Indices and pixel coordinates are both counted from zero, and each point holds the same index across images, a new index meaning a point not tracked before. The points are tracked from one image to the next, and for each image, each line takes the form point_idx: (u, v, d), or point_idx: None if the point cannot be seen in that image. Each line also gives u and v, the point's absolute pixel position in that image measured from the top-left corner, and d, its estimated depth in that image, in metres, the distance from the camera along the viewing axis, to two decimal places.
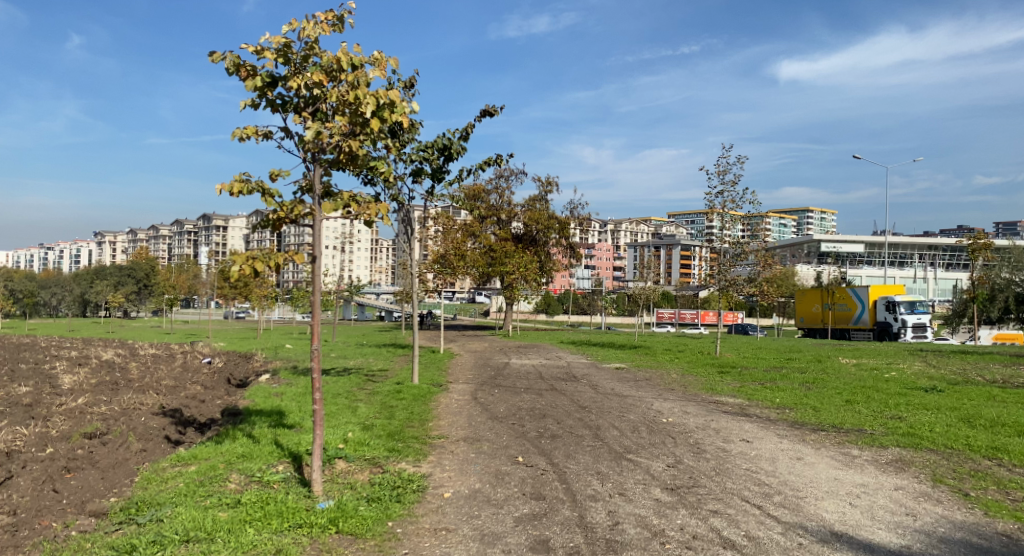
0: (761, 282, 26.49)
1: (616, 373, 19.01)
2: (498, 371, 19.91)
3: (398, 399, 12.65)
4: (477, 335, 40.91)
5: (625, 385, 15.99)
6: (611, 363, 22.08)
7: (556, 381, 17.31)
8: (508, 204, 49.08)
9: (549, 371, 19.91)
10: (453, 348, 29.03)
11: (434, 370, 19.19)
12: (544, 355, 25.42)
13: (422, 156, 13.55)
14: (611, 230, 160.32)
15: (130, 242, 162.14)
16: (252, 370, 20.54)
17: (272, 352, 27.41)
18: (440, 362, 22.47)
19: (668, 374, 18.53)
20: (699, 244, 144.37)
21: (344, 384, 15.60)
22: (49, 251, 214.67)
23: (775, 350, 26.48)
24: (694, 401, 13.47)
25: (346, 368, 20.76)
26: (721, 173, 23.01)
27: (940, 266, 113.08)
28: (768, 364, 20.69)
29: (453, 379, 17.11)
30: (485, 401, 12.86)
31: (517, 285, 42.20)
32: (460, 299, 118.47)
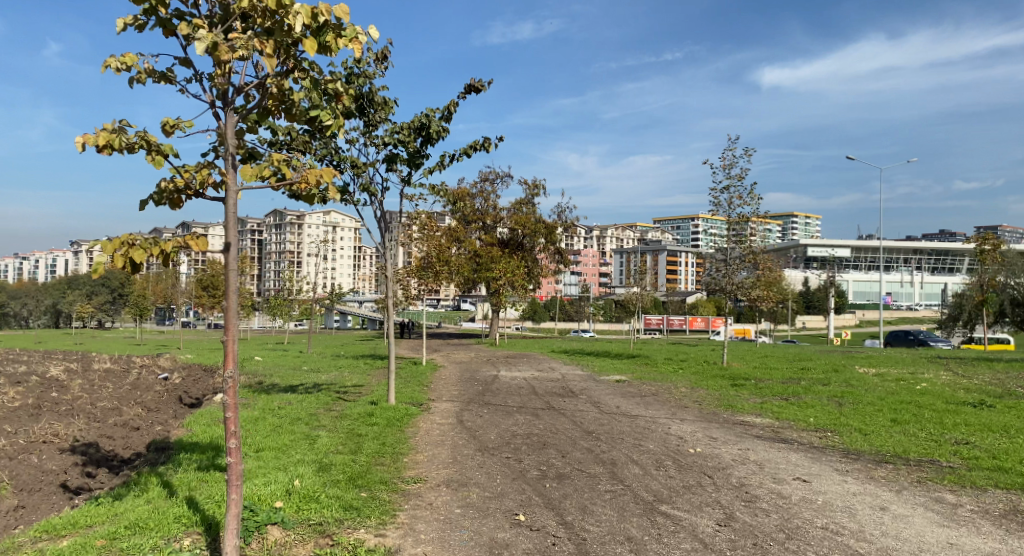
0: (760, 285, 25.04)
1: (620, 387, 17.11)
2: (487, 385, 17.96)
3: (369, 424, 10.69)
4: (462, 344, 39.00)
5: (633, 403, 14.10)
6: (611, 375, 20.20)
7: (552, 397, 15.38)
8: (494, 208, 47.13)
9: (544, 385, 18.03)
10: (437, 360, 27.03)
11: (414, 387, 17.18)
12: (536, 365, 23.49)
13: (396, 138, 11.69)
14: (597, 236, 158.89)
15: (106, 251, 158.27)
16: (211, 388, 18.38)
17: (241, 365, 25.27)
18: (422, 375, 20.49)
19: (677, 388, 16.69)
20: (686, 250, 143.38)
21: (311, 404, 13.62)
22: (26, 261, 210.26)
23: (783, 357, 24.75)
24: (716, 422, 11.62)
25: (317, 384, 18.72)
26: (725, 166, 21.38)
27: (925, 270, 112.45)
28: (783, 375, 18.90)
29: (437, 397, 15.16)
30: (474, 427, 10.92)
31: (505, 291, 40.39)
32: (444, 306, 116.31)
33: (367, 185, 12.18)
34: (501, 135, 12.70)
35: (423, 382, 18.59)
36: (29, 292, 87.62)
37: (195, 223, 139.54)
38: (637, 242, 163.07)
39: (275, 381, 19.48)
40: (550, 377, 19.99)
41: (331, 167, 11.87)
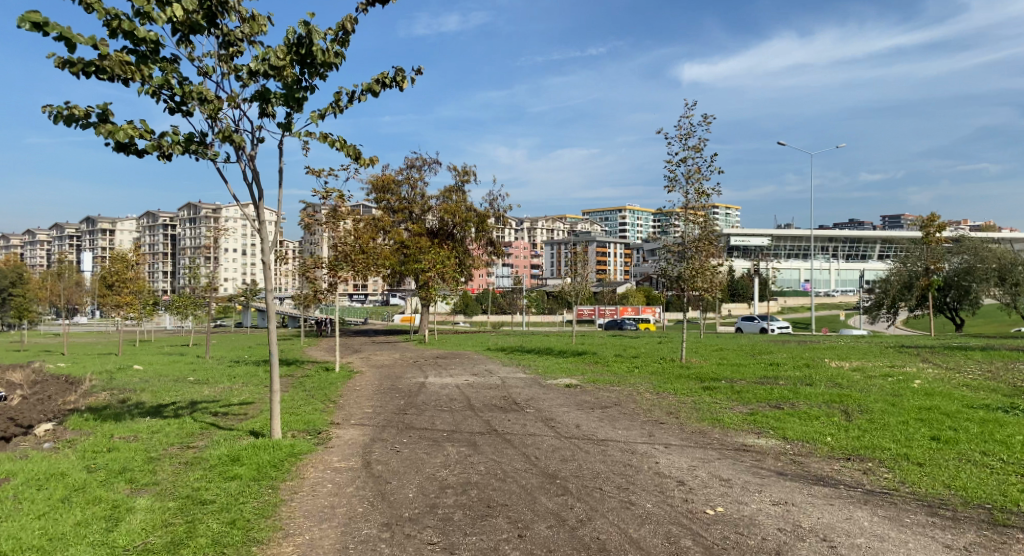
0: (704, 275, 22.86)
1: (574, 396, 14.13)
2: (411, 398, 14.59)
3: (229, 479, 7.26)
4: (387, 343, 35.52)
5: (599, 421, 11.12)
6: (558, 378, 17.24)
7: (491, 413, 12.25)
8: (422, 197, 43.73)
9: (481, 395, 14.85)
10: (353, 363, 23.42)
11: (318, 404, 13.66)
12: (468, 368, 20.32)
13: (266, 63, 8.23)
14: (526, 228, 157.13)
15: (4, 249, 146.56)
16: (51, 413, 14.29)
17: (114, 376, 21.06)
18: (331, 385, 16.98)
19: (637, 395, 13.84)
20: (614, 241, 143.62)
21: (164, 441, 9.84)
22: None
23: (737, 350, 22.48)
24: (713, 448, 8.74)
25: (194, 402, 14.94)
26: (680, 138, 18.78)
27: (843, 258, 115.25)
28: (754, 373, 16.40)
29: (343, 420, 11.70)
30: (387, 475, 7.64)
31: (434, 285, 37.08)
32: (371, 301, 111.66)
33: (228, 132, 8.68)
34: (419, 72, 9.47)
35: (331, 396, 15.10)
36: None
37: (102, 218, 130.77)
38: (567, 234, 162.07)
39: (143, 400, 15.57)
40: (486, 383, 16.84)
41: (172, 105, 8.19)
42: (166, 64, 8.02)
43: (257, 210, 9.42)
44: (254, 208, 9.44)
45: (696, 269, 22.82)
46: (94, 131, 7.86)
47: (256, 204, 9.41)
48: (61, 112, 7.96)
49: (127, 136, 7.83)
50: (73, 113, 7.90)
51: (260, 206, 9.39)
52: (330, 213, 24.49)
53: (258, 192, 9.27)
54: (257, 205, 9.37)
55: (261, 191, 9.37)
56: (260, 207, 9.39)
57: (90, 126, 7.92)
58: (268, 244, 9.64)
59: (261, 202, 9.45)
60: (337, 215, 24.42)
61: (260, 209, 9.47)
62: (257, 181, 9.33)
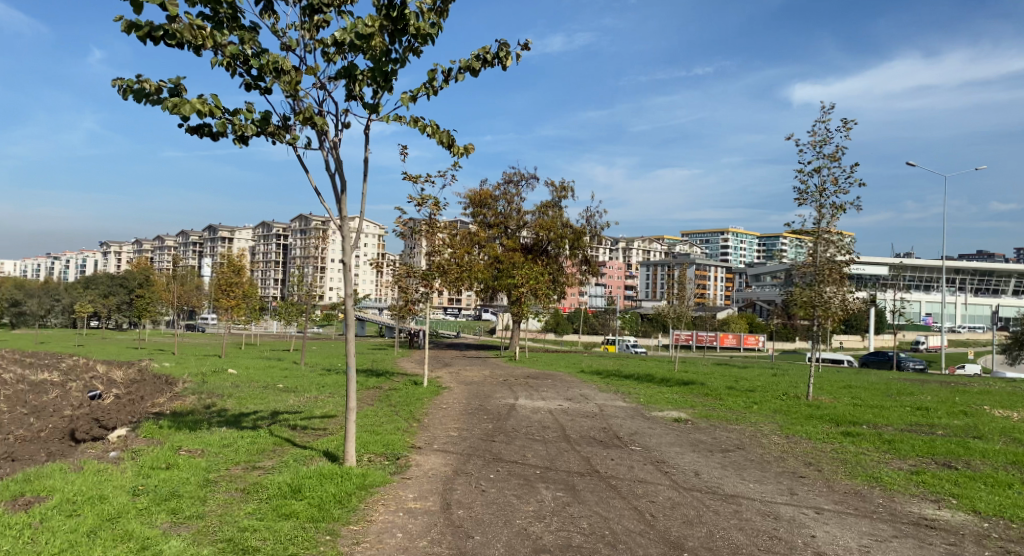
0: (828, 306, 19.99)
1: (686, 433, 12.28)
2: (501, 423, 13.23)
3: (286, 518, 6.06)
4: (478, 358, 34.54)
5: (721, 469, 9.31)
6: (664, 410, 15.40)
7: (591, 448, 10.65)
8: (519, 212, 42.81)
9: (578, 425, 13.32)
10: (442, 378, 22.37)
11: (401, 424, 12.56)
12: (562, 391, 18.83)
13: (355, 34, 7.21)
14: (623, 248, 153.93)
15: (135, 252, 158.38)
16: (134, 415, 13.89)
17: (207, 379, 20.94)
18: (417, 402, 15.92)
19: (761, 438, 11.87)
20: (715, 264, 138.15)
21: (232, 458, 8.89)
22: (58, 261, 211.60)
23: (868, 388, 19.79)
24: (883, 521, 6.82)
25: (276, 412, 14.20)
26: (811, 145, 16.74)
27: (970, 290, 105.04)
28: (901, 418, 13.98)
29: (425, 445, 10.50)
30: (470, 525, 6.24)
31: (527, 302, 35.83)
32: (465, 315, 112.01)
33: (310, 114, 7.78)
34: (525, 46, 8.23)
35: (415, 414, 13.98)
36: (47, 290, 86.11)
37: (221, 227, 138.99)
38: (665, 255, 157.80)
39: (226, 407, 14.97)
40: (583, 411, 15.24)
41: (250, 79, 7.30)
42: (244, 33, 7.12)
43: (338, 204, 8.47)
44: (335, 203, 8.47)
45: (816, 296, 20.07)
46: (163, 106, 7.05)
47: (337, 197, 8.45)
48: (131, 86, 7.22)
49: (197, 112, 6.98)
50: (143, 87, 7.13)
51: (342, 200, 8.42)
52: (426, 223, 23.67)
53: (340, 185, 8.32)
54: (338, 198, 8.40)
55: (344, 183, 8.41)
56: (342, 201, 8.41)
57: (160, 102, 7.11)
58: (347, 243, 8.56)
59: (343, 195, 8.50)
60: (432, 225, 23.61)
61: (341, 203, 8.47)
62: (339, 172, 8.41)
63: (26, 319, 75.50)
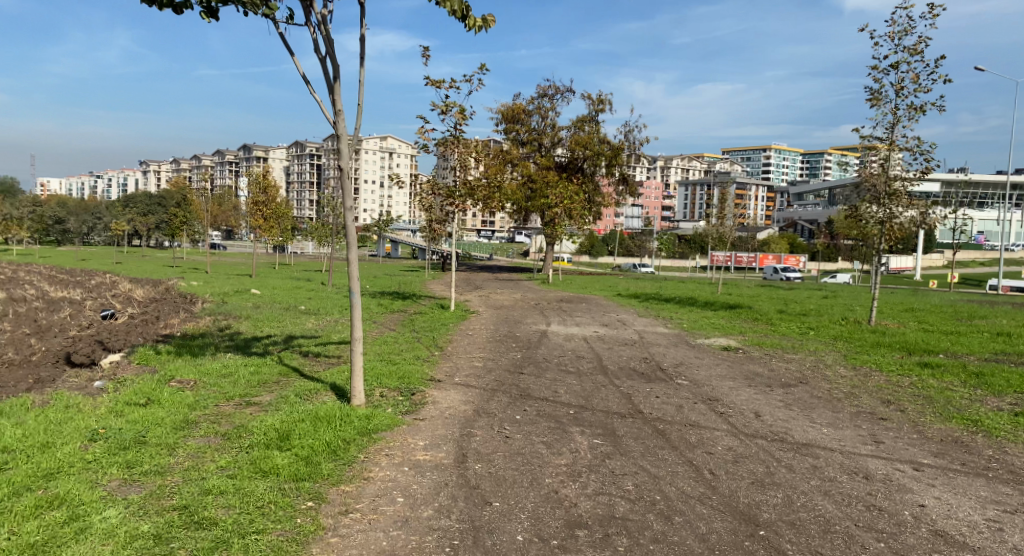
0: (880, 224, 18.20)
1: (737, 364, 10.96)
2: (531, 352, 12.09)
3: (261, 476, 4.98)
4: (510, 280, 33.49)
5: (784, 408, 8.01)
6: (710, 337, 14.12)
7: (631, 383, 9.41)
8: (554, 127, 40.69)
9: (618, 353, 12.10)
10: (471, 301, 21.37)
11: (421, 352, 11.52)
12: (598, 316, 17.58)
13: None
14: (660, 167, 149.46)
15: (172, 171, 159.82)
16: (141, 338, 13.09)
17: (228, 299, 20.20)
18: (442, 327, 14.83)
19: (825, 370, 10.48)
20: (755, 182, 133.34)
21: (225, 393, 7.84)
22: (101, 181, 214.95)
23: (933, 312, 18.12)
24: (1003, 482, 5.48)
25: (291, 336, 13.26)
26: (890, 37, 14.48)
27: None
28: (982, 346, 12.42)
29: (446, 378, 9.41)
30: (488, 486, 5.07)
31: (560, 223, 34.32)
32: (498, 236, 110.90)
33: None
34: None
35: (439, 341, 12.93)
36: (87, 209, 87.36)
37: (255, 146, 138.60)
38: (703, 174, 152.94)
39: (240, 331, 14.13)
40: (620, 339, 14.00)
41: None
42: None
43: (331, 95, 7.04)
44: (328, 95, 7.04)
45: (867, 212, 18.15)
46: None
47: (331, 87, 7.01)
48: None
49: None
50: None
51: (336, 90, 6.98)
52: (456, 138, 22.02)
53: (332, 70, 6.85)
54: (331, 87, 6.95)
55: (337, 69, 6.96)
56: (335, 91, 6.97)
57: None
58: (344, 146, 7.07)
59: (337, 83, 7.06)
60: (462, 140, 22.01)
61: (335, 94, 7.03)
62: (331, 54, 6.95)
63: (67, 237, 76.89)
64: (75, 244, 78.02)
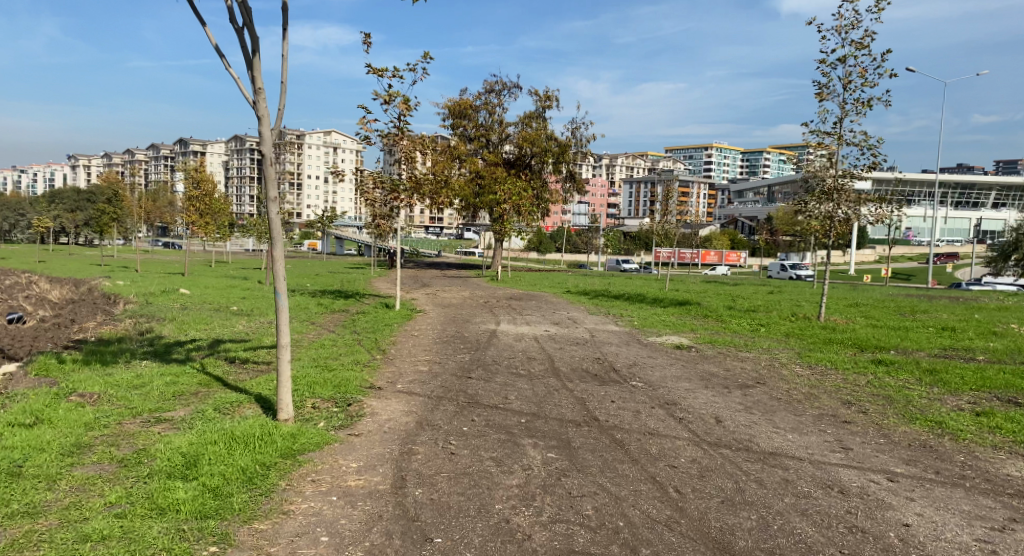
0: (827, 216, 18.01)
1: (692, 364, 10.57)
2: (479, 353, 11.44)
3: (155, 515, 4.20)
4: (457, 278, 32.77)
5: (746, 413, 7.60)
6: (663, 335, 13.74)
7: (585, 387, 8.86)
8: (501, 123, 40.11)
9: (570, 354, 11.57)
10: (416, 300, 20.58)
11: (359, 356, 10.74)
12: (548, 314, 17.08)
13: None
14: (606, 165, 150.82)
15: (104, 165, 153.07)
16: (49, 344, 11.89)
17: (154, 300, 18.89)
18: (385, 328, 14.06)
19: (781, 369, 10.19)
20: (698, 180, 135.68)
21: (132, 409, 6.96)
22: (26, 176, 204.24)
23: (877, 307, 18.27)
24: (983, 493, 5.13)
25: (218, 340, 12.27)
26: (837, 31, 14.26)
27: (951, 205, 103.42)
28: (931, 342, 12.37)
29: (386, 385, 8.68)
30: (430, 517, 4.43)
31: (508, 219, 33.80)
32: (446, 233, 109.89)
33: None
34: None
35: (381, 343, 12.14)
36: (8, 205, 82.49)
37: (192, 140, 133.80)
38: (648, 172, 154.91)
39: (162, 334, 13.04)
40: (571, 338, 13.49)
41: None
42: None
43: (250, 71, 6.24)
44: (246, 71, 6.25)
45: (814, 207, 18.07)
46: None
47: (249, 62, 6.22)
48: None
49: None
50: None
51: (255, 65, 6.19)
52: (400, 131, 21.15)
53: (250, 43, 6.06)
54: (249, 62, 6.15)
55: (256, 41, 6.19)
56: (255, 67, 6.18)
57: None
58: (265, 129, 6.23)
59: (257, 57, 6.27)
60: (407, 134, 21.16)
61: (254, 70, 6.23)
62: (249, 23, 6.15)
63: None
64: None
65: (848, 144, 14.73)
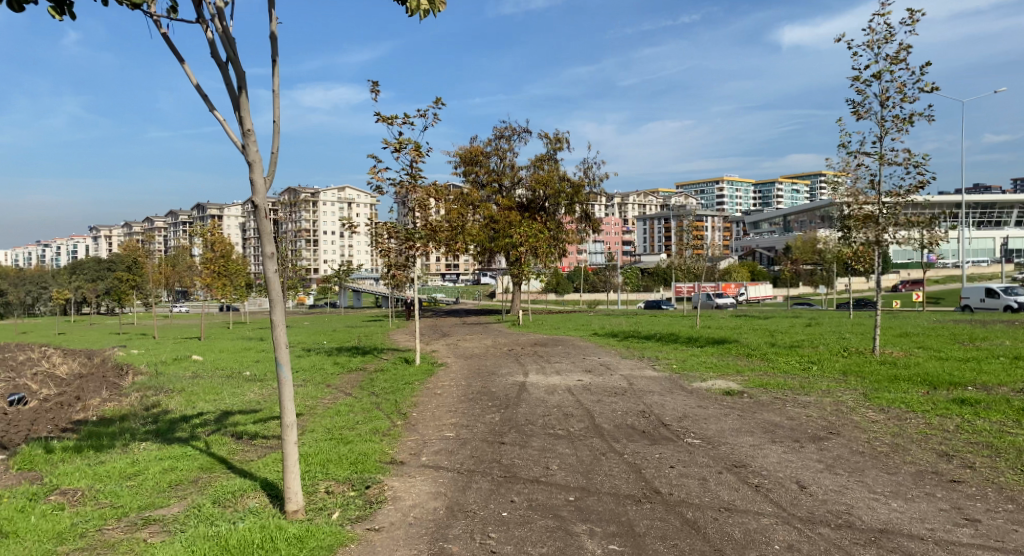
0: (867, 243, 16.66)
1: (749, 414, 9.44)
2: (509, 411, 10.44)
3: None
4: (478, 326, 31.84)
5: (829, 473, 6.49)
6: (708, 380, 12.60)
7: (634, 450, 7.80)
8: (512, 167, 39.67)
9: (609, 408, 10.47)
10: (436, 353, 19.61)
11: (376, 422, 9.79)
12: (578, 361, 16.00)
13: None
14: (619, 204, 150.55)
15: (124, 233, 155.53)
16: (46, 428, 11.04)
17: (164, 369, 18.11)
18: (407, 387, 13.06)
19: (851, 416, 9.00)
20: (712, 213, 134.71)
21: (118, 508, 6.01)
22: (50, 248, 208.35)
23: (932, 335, 16.99)
24: None
25: (227, 411, 11.37)
26: (871, 46, 13.46)
27: (973, 225, 101.24)
28: (1008, 373, 11.16)
29: (409, 457, 7.71)
30: None
31: (526, 262, 32.92)
32: (463, 281, 109.34)
33: None
34: None
35: (402, 405, 11.20)
36: (31, 278, 83.37)
37: (208, 204, 135.69)
38: (661, 208, 154.41)
39: (169, 408, 12.20)
40: (607, 388, 12.38)
41: None
42: None
43: (237, 112, 5.54)
44: (233, 111, 5.53)
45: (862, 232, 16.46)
46: None
47: (235, 101, 5.51)
48: None
49: None
50: None
51: (243, 103, 5.48)
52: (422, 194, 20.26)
53: (235, 78, 5.39)
54: (236, 101, 5.45)
55: (241, 77, 5.49)
56: (242, 105, 5.46)
57: None
58: (257, 176, 5.47)
59: (244, 96, 5.57)
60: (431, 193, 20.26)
61: (241, 110, 5.52)
62: (233, 58, 5.46)
63: (8, 309, 73.04)
64: (18, 315, 74.08)
65: (889, 164, 13.88)
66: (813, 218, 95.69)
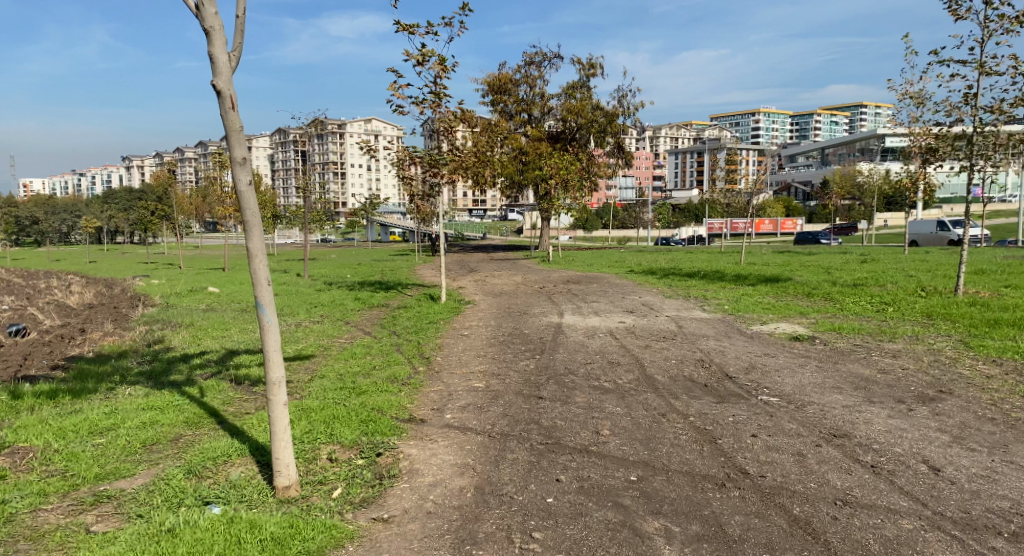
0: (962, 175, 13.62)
1: (830, 366, 7.99)
2: (545, 357, 9.09)
3: None
4: (506, 261, 30.49)
5: (962, 450, 5.06)
6: (770, 323, 11.10)
7: (698, 411, 6.43)
8: (543, 96, 37.45)
9: (661, 356, 9.04)
10: (462, 289, 18.34)
11: (393, 368, 8.55)
12: (618, 301, 14.57)
13: None
14: (650, 137, 145.89)
15: (155, 164, 155.84)
16: (35, 365, 10.00)
17: (176, 302, 17.10)
18: (430, 327, 11.79)
19: (958, 370, 7.44)
20: (748, 146, 129.73)
21: (70, 478, 4.85)
22: (84, 178, 210.42)
23: (1015, 273, 15.20)
24: None
25: (229, 351, 10.21)
26: None
27: None
28: None
29: (429, 415, 6.45)
30: None
31: (555, 196, 31.24)
32: (491, 214, 107.58)
33: None
34: None
35: (425, 347, 9.98)
36: (63, 207, 83.49)
37: (236, 136, 134.67)
38: (694, 141, 149.44)
39: (172, 345, 11.12)
40: (654, 331, 10.99)
41: None
42: None
43: None
44: None
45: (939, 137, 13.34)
46: None
47: None
48: None
49: None
50: None
51: None
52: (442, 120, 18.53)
53: None
54: None
55: None
56: None
57: None
58: (218, 50, 4.07)
59: None
60: (457, 117, 18.50)
61: None
62: None
63: (42, 238, 73.55)
64: (51, 245, 74.66)
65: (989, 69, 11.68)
66: (853, 150, 91.32)
